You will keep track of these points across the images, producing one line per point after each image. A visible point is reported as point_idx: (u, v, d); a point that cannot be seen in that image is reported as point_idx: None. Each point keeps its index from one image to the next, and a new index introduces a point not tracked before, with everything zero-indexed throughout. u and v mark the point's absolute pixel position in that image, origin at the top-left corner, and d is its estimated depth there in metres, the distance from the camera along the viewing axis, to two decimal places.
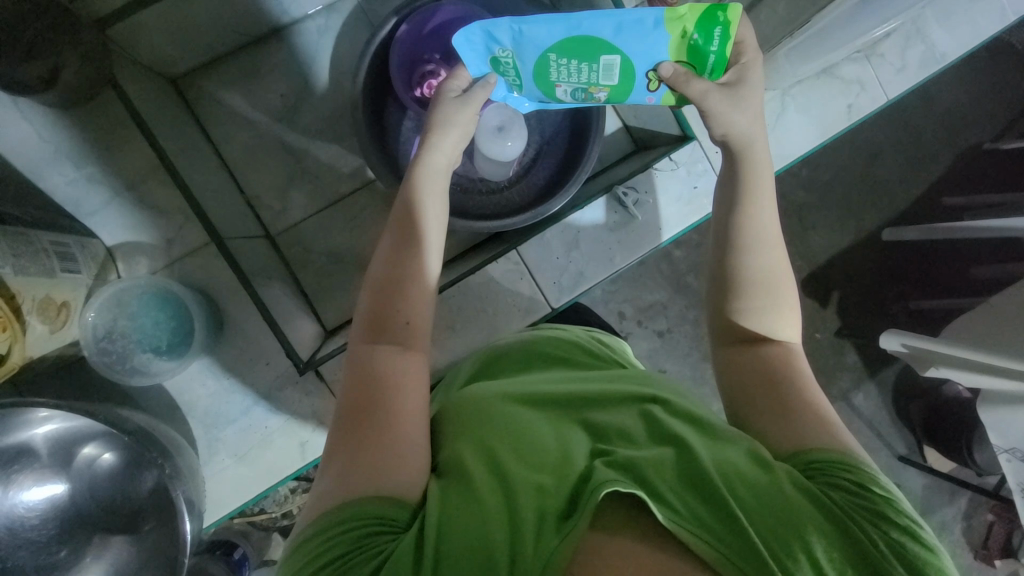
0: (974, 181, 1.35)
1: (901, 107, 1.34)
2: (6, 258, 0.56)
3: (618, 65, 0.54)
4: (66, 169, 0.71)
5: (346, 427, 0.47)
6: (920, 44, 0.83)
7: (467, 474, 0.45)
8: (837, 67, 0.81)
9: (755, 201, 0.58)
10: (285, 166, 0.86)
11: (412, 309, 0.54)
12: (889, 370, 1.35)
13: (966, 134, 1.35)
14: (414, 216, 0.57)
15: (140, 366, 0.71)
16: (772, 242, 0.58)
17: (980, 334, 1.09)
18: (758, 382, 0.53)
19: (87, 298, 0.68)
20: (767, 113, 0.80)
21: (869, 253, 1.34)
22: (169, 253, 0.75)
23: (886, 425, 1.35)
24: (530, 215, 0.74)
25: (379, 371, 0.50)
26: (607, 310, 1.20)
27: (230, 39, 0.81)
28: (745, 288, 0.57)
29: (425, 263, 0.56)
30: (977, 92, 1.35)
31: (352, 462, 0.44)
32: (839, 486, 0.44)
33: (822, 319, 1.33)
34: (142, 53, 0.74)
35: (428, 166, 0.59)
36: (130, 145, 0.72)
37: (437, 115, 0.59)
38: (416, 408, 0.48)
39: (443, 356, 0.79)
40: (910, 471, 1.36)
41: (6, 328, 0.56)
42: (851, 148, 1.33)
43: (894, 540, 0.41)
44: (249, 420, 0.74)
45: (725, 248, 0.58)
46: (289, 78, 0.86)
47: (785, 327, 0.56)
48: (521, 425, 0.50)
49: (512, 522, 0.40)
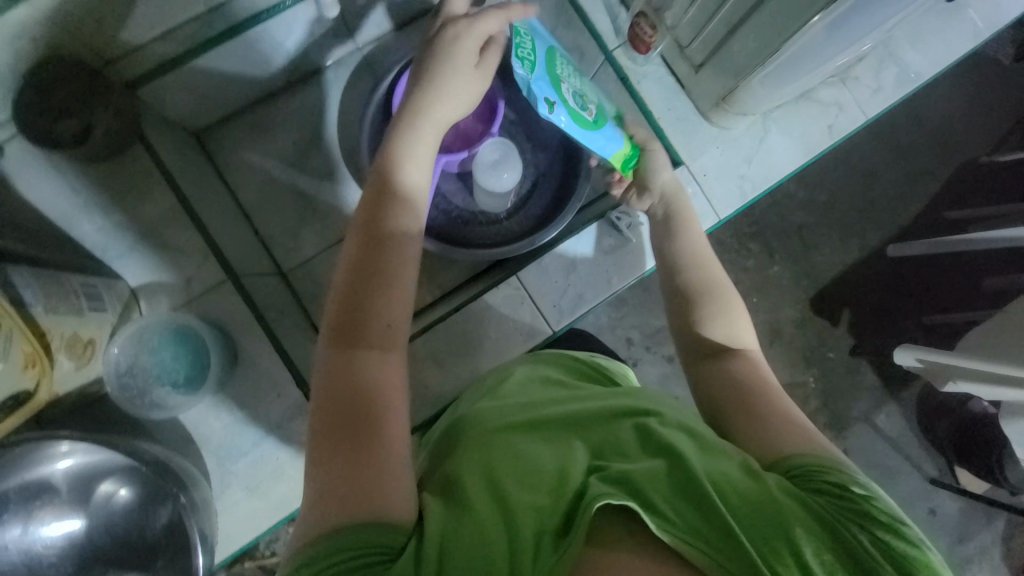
0: (974, 193, 1.37)
1: (896, 125, 1.37)
2: (38, 297, 0.59)
3: (593, 91, 0.71)
4: (94, 218, 0.75)
5: (333, 434, 0.48)
6: (893, 66, 0.87)
7: (465, 493, 0.47)
8: (814, 91, 0.85)
9: (693, 233, 0.69)
10: (296, 208, 0.89)
11: (392, 312, 0.56)
12: (909, 389, 1.33)
13: (962, 149, 1.38)
14: (393, 214, 0.58)
15: (157, 401, 0.74)
16: (701, 254, 0.67)
17: (995, 345, 1.09)
18: (732, 393, 0.55)
19: (111, 334, 0.71)
20: (749, 136, 0.83)
21: (877, 270, 1.35)
22: (188, 292, 0.77)
23: (911, 445, 1.33)
24: (525, 241, 0.80)
25: (364, 376, 0.52)
26: (615, 336, 1.23)
27: (247, 94, 0.87)
28: (703, 301, 0.62)
29: (408, 259, 0.58)
30: (968, 108, 1.40)
31: (343, 477, 0.45)
32: (826, 490, 0.45)
33: (833, 338, 1.34)
34: (168, 110, 0.80)
35: (410, 159, 0.61)
36: (149, 193, 0.76)
37: (417, 108, 0.62)
38: (398, 410, 0.51)
39: (448, 382, 0.79)
40: (942, 494, 1.32)
41: (36, 364, 0.59)
42: (848, 168, 1.36)
43: (883, 540, 0.42)
44: (261, 451, 0.76)
45: (672, 272, 0.66)
46: (300, 126, 0.91)
47: (746, 336, 0.61)
48: (518, 447, 0.51)
49: (512, 540, 0.42)
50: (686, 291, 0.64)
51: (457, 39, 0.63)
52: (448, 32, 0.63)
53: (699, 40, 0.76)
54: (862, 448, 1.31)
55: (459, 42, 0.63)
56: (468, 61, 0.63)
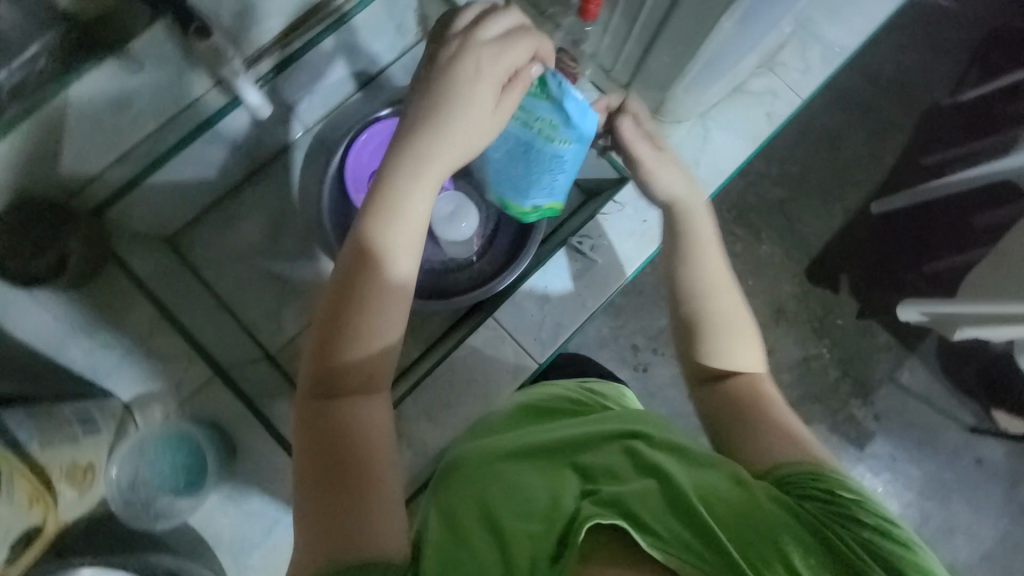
0: (945, 136, 1.38)
1: (850, 86, 1.39)
2: (32, 433, 0.64)
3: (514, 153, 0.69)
4: (82, 341, 0.79)
5: (325, 484, 0.51)
6: (816, 44, 0.90)
7: (461, 530, 0.47)
8: (745, 84, 0.87)
9: (700, 246, 0.64)
10: (272, 290, 0.89)
11: (375, 363, 0.56)
12: (928, 341, 1.31)
13: (922, 95, 1.40)
14: (374, 266, 0.56)
15: (161, 510, 0.76)
16: (675, 254, 0.64)
17: (996, 284, 1.07)
18: (736, 416, 0.57)
19: (109, 455, 0.75)
20: (692, 139, 0.85)
21: (867, 229, 1.35)
22: (179, 395, 0.79)
23: (944, 397, 1.30)
24: (479, 291, 0.79)
25: (353, 427, 0.53)
26: (620, 345, 1.24)
27: (208, 195, 0.87)
28: (707, 332, 0.61)
29: (393, 315, 0.56)
30: (919, 55, 1.41)
31: (339, 522, 0.48)
32: (814, 498, 0.48)
33: (839, 305, 1.33)
34: (137, 225, 0.79)
35: (398, 205, 0.56)
36: (127, 309, 0.79)
37: (415, 148, 0.57)
38: (386, 455, 0.54)
39: (443, 434, 0.82)
40: (987, 440, 1.29)
41: (39, 501, 0.62)
42: (814, 137, 1.38)
43: (866, 539, 0.45)
44: (276, 538, 0.78)
45: (678, 299, 0.62)
46: (266, 209, 0.92)
47: (751, 358, 0.61)
48: (510, 479, 0.52)
49: (506, 568, 0.43)
50: (688, 322, 0.61)
51: (467, 77, 0.56)
52: (456, 66, 0.56)
53: (620, 62, 0.79)
54: (893, 410, 1.29)
55: (469, 80, 0.56)
56: (479, 104, 0.56)
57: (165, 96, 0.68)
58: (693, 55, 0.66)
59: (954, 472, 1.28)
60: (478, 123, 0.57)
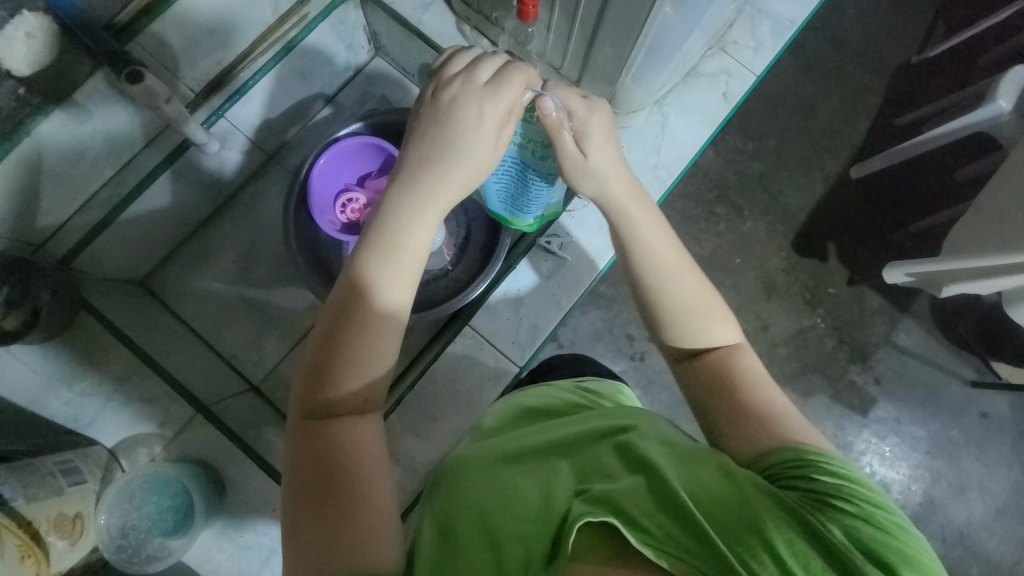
0: (917, 95, 1.37)
1: (820, 54, 1.39)
2: (17, 490, 0.62)
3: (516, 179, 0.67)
4: (62, 392, 0.80)
5: (313, 501, 0.50)
6: (766, 20, 0.90)
7: (451, 531, 0.47)
8: (699, 67, 0.87)
9: (647, 244, 0.59)
10: (253, 321, 0.91)
11: (372, 385, 0.55)
12: (920, 301, 1.31)
13: (891, 56, 1.39)
14: (365, 286, 0.55)
15: (154, 552, 0.76)
16: (626, 253, 0.60)
17: (971, 239, 1.08)
18: (709, 395, 0.56)
19: (97, 502, 0.75)
20: (651, 127, 0.85)
21: (848, 195, 1.35)
22: (164, 436, 0.82)
23: (942, 355, 1.29)
24: (447, 306, 0.77)
25: (344, 446, 0.52)
26: (615, 336, 1.24)
27: (177, 234, 0.88)
28: (673, 317, 0.58)
29: (389, 338, 0.55)
30: (886, 14, 1.40)
31: (329, 537, 0.47)
32: (797, 487, 0.47)
33: (828, 274, 1.33)
34: (107, 269, 0.77)
35: (390, 222, 0.56)
36: (98, 356, 0.77)
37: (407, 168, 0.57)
38: (376, 474, 0.52)
39: (434, 447, 0.82)
40: (992, 393, 1.29)
41: (30, 554, 0.60)
42: (787, 108, 1.37)
43: (847, 524, 0.43)
44: (270, 570, 0.80)
45: (638, 292, 0.60)
46: (237, 243, 0.93)
47: (724, 334, 0.59)
48: (501, 479, 0.51)
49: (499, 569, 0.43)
50: (655, 311, 0.59)
51: (470, 122, 0.55)
52: (454, 112, 0.55)
53: (568, 58, 0.80)
54: (891, 372, 1.29)
55: (470, 124, 0.55)
56: (480, 146, 0.55)
57: (125, 137, 0.74)
58: (634, 41, 0.66)
59: (961, 429, 1.28)
60: (476, 163, 0.56)
